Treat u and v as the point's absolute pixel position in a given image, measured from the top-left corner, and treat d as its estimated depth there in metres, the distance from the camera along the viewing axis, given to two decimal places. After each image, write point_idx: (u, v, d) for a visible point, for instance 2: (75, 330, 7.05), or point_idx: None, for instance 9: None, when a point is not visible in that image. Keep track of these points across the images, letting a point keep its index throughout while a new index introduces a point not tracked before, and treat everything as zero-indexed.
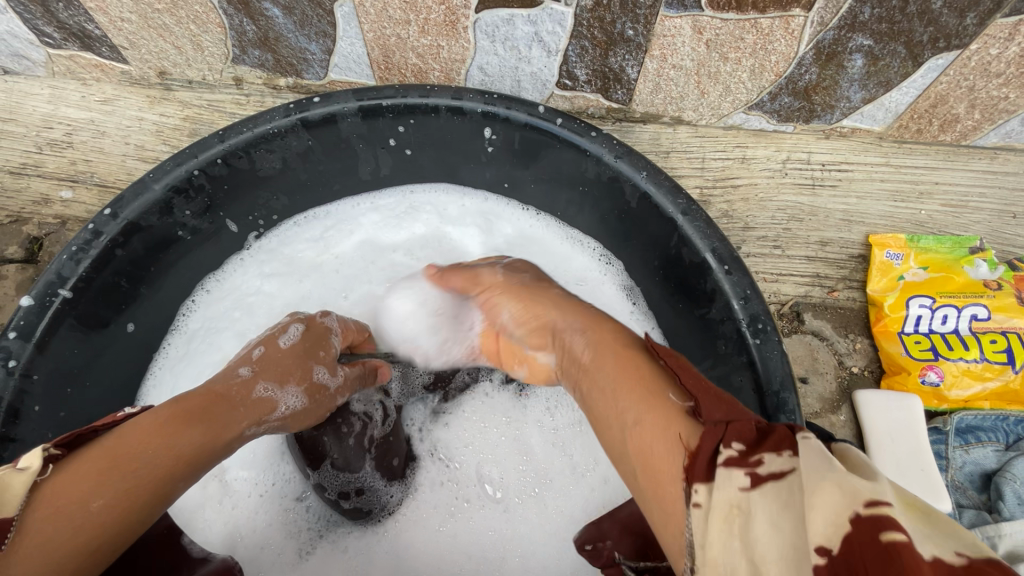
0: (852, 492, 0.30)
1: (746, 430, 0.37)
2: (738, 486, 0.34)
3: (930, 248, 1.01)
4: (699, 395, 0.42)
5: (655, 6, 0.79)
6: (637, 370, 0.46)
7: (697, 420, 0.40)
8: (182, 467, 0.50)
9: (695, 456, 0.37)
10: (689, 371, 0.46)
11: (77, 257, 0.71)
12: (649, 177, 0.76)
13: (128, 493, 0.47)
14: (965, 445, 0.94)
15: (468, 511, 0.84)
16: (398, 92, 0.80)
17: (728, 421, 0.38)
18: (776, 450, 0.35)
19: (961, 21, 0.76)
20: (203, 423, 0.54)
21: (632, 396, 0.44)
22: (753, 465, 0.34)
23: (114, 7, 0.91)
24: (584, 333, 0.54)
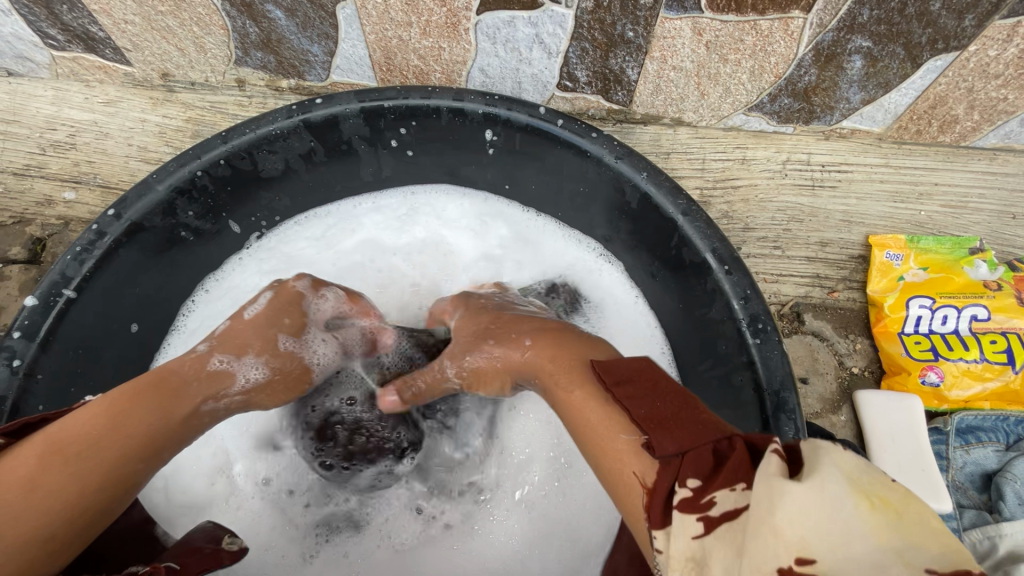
0: (785, 544, 0.33)
1: (702, 460, 0.41)
2: (692, 533, 0.38)
3: (930, 249, 1.01)
4: (648, 425, 0.45)
5: (655, 7, 0.80)
6: (592, 409, 0.52)
7: (653, 455, 0.44)
8: (131, 448, 0.55)
9: (654, 496, 0.42)
10: (642, 396, 0.48)
11: (81, 258, 0.72)
12: (649, 178, 0.77)
13: (78, 474, 0.52)
14: (966, 446, 0.94)
15: (482, 521, 0.83)
16: (399, 94, 0.81)
17: (683, 454, 0.42)
18: (728, 485, 0.38)
19: (960, 23, 0.77)
20: (152, 404, 0.58)
21: (593, 435, 0.50)
22: (704, 508, 0.38)
23: (118, 9, 0.92)
24: (542, 371, 0.58)
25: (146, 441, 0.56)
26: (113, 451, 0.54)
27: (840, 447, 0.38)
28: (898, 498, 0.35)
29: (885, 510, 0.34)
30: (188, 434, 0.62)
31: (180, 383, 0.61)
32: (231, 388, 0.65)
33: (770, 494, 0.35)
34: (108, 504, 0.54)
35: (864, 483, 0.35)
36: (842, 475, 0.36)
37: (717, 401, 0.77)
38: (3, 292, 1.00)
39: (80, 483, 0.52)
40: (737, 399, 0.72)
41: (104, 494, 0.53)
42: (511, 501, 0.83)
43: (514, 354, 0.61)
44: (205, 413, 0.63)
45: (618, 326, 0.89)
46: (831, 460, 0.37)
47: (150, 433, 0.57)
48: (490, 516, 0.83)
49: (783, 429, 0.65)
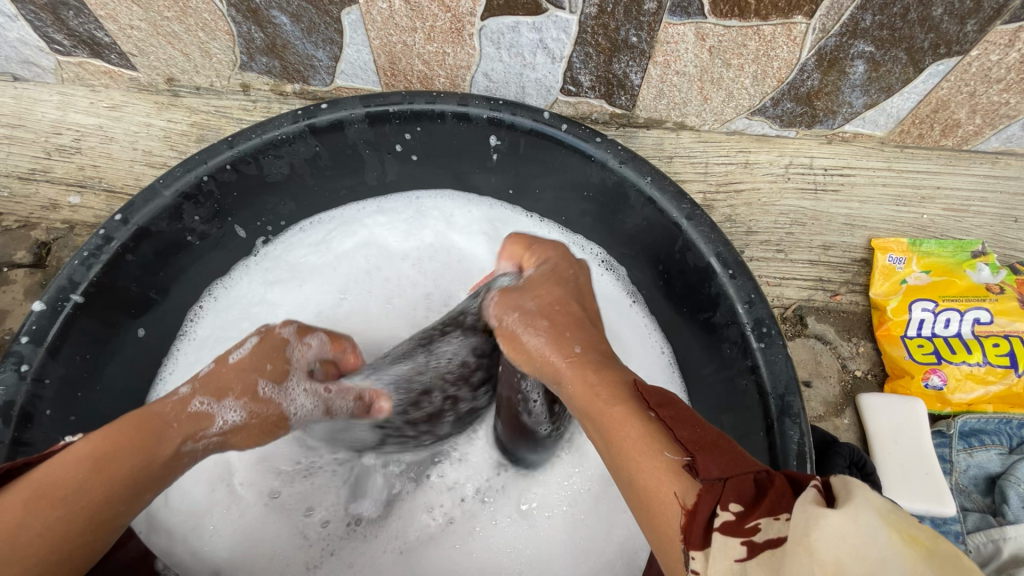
0: (817, 562, 0.31)
1: (745, 487, 0.39)
2: (733, 555, 0.35)
3: (933, 252, 1.01)
4: (692, 448, 0.42)
5: (658, 13, 0.80)
6: (629, 422, 0.46)
7: (694, 476, 0.41)
8: (117, 493, 0.52)
9: (692, 518, 0.38)
10: (682, 420, 0.45)
11: (89, 263, 0.72)
12: (654, 182, 0.77)
13: (59, 523, 0.49)
14: (969, 449, 0.94)
15: (483, 522, 0.83)
16: (405, 99, 0.81)
17: (726, 479, 0.39)
18: (773, 513, 0.36)
19: (962, 28, 0.77)
20: (137, 445, 0.55)
21: (627, 449, 0.45)
22: (748, 533, 0.36)
23: (124, 15, 0.92)
24: (577, 383, 0.52)
25: (131, 485, 0.53)
26: (96, 498, 0.51)
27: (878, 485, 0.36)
28: (935, 539, 0.32)
29: (921, 545, 0.31)
30: (172, 475, 0.58)
31: (166, 424, 0.58)
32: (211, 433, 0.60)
33: (806, 516, 0.34)
34: (87, 550, 0.52)
35: (899, 519, 0.33)
36: (877, 507, 0.33)
37: (721, 405, 0.77)
38: (8, 296, 1.00)
39: (63, 530, 0.49)
40: (741, 403, 0.73)
41: (84, 541, 0.51)
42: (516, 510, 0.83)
43: (556, 357, 0.55)
44: (187, 457, 0.59)
45: (618, 333, 0.90)
46: (865, 492, 0.35)
47: (135, 477, 0.54)
48: (493, 521, 0.83)
49: (788, 432, 0.65)
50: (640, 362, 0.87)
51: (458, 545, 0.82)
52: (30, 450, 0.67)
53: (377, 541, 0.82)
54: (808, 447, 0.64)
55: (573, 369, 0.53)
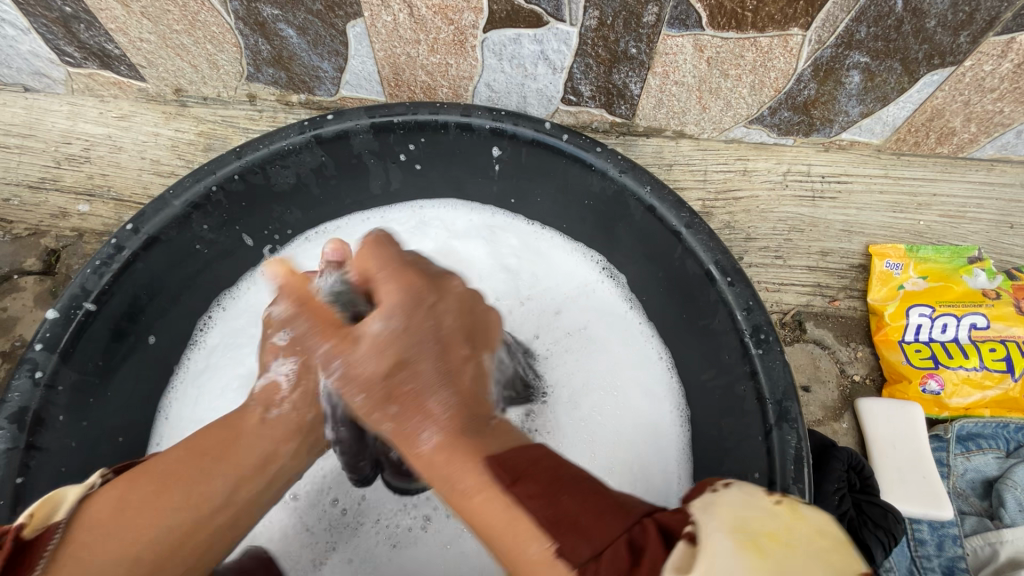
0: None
1: (619, 558, 0.41)
2: None
3: (930, 258, 1.02)
4: (556, 530, 0.43)
5: (657, 25, 0.82)
6: (491, 508, 0.45)
7: (566, 563, 0.42)
8: (204, 467, 0.56)
9: None
10: (546, 496, 0.44)
11: (100, 271, 0.74)
12: (654, 192, 0.79)
13: (162, 504, 0.53)
14: (967, 453, 0.95)
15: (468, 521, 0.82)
16: (409, 110, 0.83)
17: (598, 558, 0.42)
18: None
19: (955, 39, 0.79)
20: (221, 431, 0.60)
21: (500, 538, 0.45)
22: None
23: (134, 28, 0.94)
24: (433, 470, 0.48)
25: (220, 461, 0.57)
26: (190, 476, 0.55)
27: (720, 502, 0.45)
28: (779, 537, 0.41)
29: (760, 555, 0.39)
30: (278, 448, 0.61)
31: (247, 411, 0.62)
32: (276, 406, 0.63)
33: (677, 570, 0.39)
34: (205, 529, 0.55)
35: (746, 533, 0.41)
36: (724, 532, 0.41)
37: (720, 410, 0.78)
38: (19, 302, 1.02)
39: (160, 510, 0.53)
40: (740, 408, 0.74)
41: (190, 517, 0.53)
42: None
43: (409, 432, 0.49)
44: (279, 426, 0.61)
45: (617, 339, 0.91)
46: (717, 518, 0.43)
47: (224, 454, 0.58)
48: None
49: (786, 437, 0.66)
50: (643, 366, 0.89)
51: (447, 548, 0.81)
52: (42, 455, 0.69)
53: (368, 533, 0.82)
54: (806, 451, 0.65)
55: (429, 450, 0.48)
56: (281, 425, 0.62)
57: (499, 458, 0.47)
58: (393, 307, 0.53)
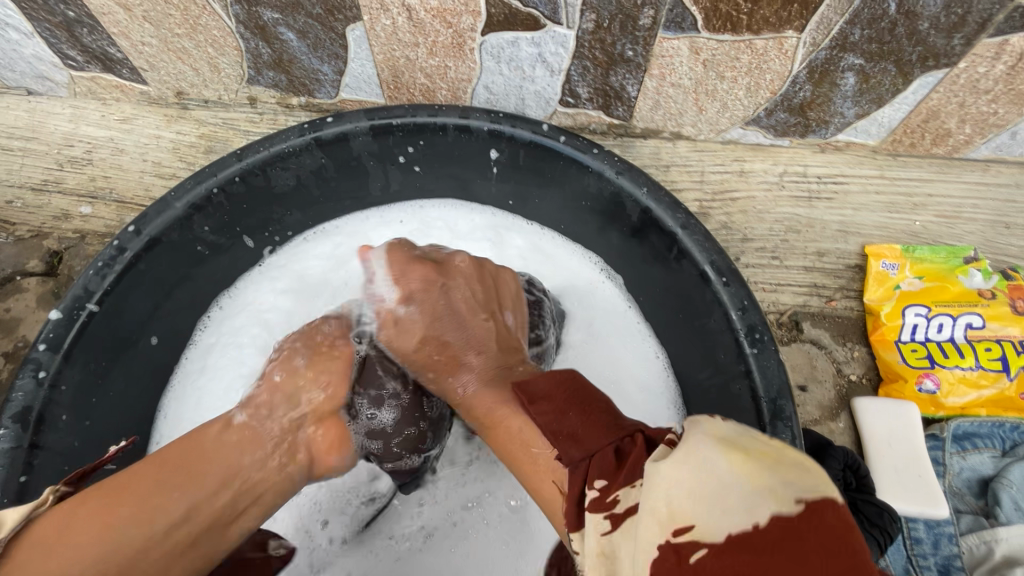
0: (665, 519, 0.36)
1: (606, 461, 0.45)
2: (602, 530, 0.41)
3: (925, 258, 1.03)
4: (556, 436, 0.50)
5: (653, 28, 0.82)
6: (513, 431, 0.57)
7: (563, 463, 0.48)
8: (166, 477, 0.55)
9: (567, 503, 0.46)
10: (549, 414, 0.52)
11: (103, 272, 0.75)
12: (650, 193, 0.79)
13: (111, 515, 0.51)
14: (963, 452, 0.96)
15: (474, 523, 0.84)
16: (408, 112, 0.84)
17: (589, 457, 0.46)
18: (628, 483, 0.41)
19: (948, 41, 0.80)
20: (182, 443, 0.59)
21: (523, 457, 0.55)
22: (609, 505, 0.42)
23: (136, 32, 0.95)
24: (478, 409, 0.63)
25: (181, 475, 0.55)
26: (145, 486, 0.53)
27: (716, 417, 0.40)
28: (775, 450, 0.36)
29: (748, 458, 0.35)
30: (241, 460, 0.59)
31: (213, 421, 0.62)
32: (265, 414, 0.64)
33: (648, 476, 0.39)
34: (159, 543, 0.52)
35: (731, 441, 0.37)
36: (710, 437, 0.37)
37: (716, 410, 0.79)
38: (22, 303, 1.03)
39: (113, 517, 0.51)
40: (735, 407, 0.75)
41: (137, 535, 0.51)
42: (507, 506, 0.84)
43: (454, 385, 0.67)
44: (244, 435, 0.61)
45: (618, 339, 0.91)
46: (706, 428, 0.39)
47: (186, 465, 0.56)
48: (482, 521, 0.84)
49: (780, 436, 0.67)
50: (643, 368, 0.90)
51: (453, 551, 0.82)
52: (45, 454, 0.69)
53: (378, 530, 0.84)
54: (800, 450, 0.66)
55: (471, 396, 0.64)
56: (248, 436, 0.62)
57: (519, 388, 0.59)
58: (410, 293, 0.68)
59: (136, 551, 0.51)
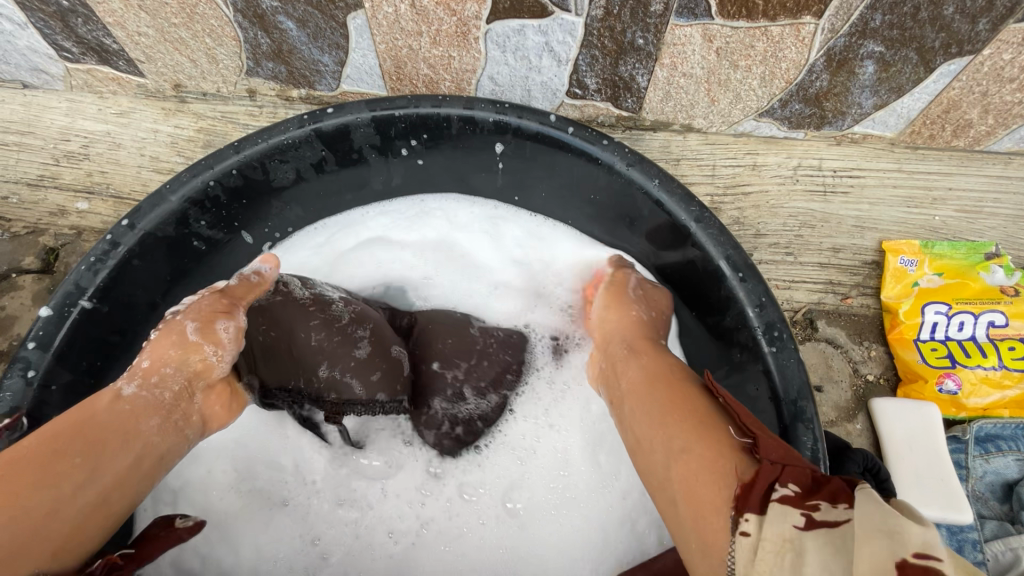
0: (899, 541, 0.35)
1: (801, 473, 0.44)
2: (793, 523, 0.39)
3: (945, 254, 0.99)
4: (756, 433, 0.49)
5: (664, 14, 0.80)
6: (693, 401, 0.55)
7: (756, 456, 0.46)
8: (65, 446, 0.52)
9: (749, 488, 0.44)
10: (747, 417, 0.52)
11: (96, 268, 0.72)
12: (662, 185, 0.76)
13: (13, 488, 0.48)
14: (986, 455, 0.92)
15: (468, 522, 0.81)
16: (410, 103, 0.81)
17: (784, 463, 0.45)
18: (834, 496, 0.40)
19: (973, 27, 0.77)
20: (80, 410, 0.56)
21: (688, 424, 0.52)
22: (809, 508, 0.40)
23: (132, 22, 0.93)
24: (655, 370, 0.61)
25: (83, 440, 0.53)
26: (40, 461, 0.50)
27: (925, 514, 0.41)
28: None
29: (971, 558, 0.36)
30: (141, 423, 0.57)
31: (96, 396, 0.58)
32: (155, 384, 0.61)
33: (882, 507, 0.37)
34: (71, 505, 0.50)
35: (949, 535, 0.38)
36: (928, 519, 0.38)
37: None
38: (17, 301, 1.01)
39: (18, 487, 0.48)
40: (753, 407, 0.72)
41: (49, 500, 0.49)
42: (503, 509, 0.82)
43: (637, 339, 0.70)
44: (136, 403, 0.58)
45: None
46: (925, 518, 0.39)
47: (83, 434, 0.53)
48: (477, 520, 0.81)
49: (801, 438, 0.64)
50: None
51: (446, 548, 0.80)
52: None
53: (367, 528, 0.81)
54: (822, 452, 0.62)
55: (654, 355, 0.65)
56: (142, 404, 0.58)
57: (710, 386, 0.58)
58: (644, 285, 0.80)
59: (48, 514, 0.49)
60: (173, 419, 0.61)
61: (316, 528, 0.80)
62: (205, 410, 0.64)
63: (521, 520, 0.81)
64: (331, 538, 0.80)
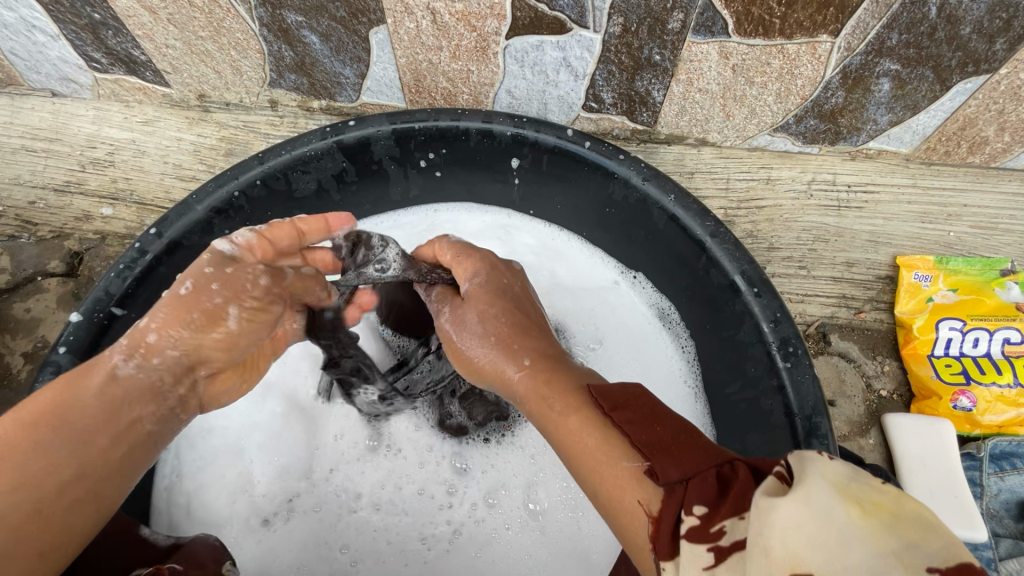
0: (775, 561, 0.32)
1: (707, 487, 0.40)
2: (702, 562, 0.37)
3: (960, 270, 1.00)
4: (650, 451, 0.44)
5: (681, 32, 0.81)
6: (585, 431, 0.49)
7: (657, 482, 0.43)
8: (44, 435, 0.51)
9: (658, 524, 0.41)
10: (635, 425, 0.47)
11: (124, 275, 0.74)
12: (678, 200, 0.77)
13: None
14: (1001, 472, 0.92)
15: (496, 527, 0.80)
16: (430, 116, 0.82)
17: (687, 480, 0.41)
18: (735, 514, 0.37)
19: (990, 46, 0.77)
20: (62, 388, 0.55)
21: (587, 461, 0.48)
22: (715, 537, 0.37)
23: (160, 34, 0.95)
24: (534, 390, 0.55)
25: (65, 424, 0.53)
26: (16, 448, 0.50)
27: (826, 454, 0.36)
28: (893, 503, 0.33)
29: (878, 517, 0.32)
30: (136, 409, 0.58)
31: (92, 366, 0.58)
32: (155, 366, 0.61)
33: (759, 513, 0.34)
34: (59, 501, 0.50)
35: (853, 489, 0.33)
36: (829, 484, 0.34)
37: (745, 423, 0.77)
38: (42, 304, 1.03)
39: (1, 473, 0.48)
40: (767, 422, 0.72)
41: (31, 495, 0.49)
42: (525, 510, 0.81)
43: (509, 369, 0.58)
44: (128, 387, 0.58)
45: (638, 351, 0.89)
46: (817, 469, 0.35)
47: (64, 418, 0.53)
48: (504, 525, 0.80)
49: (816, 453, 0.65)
50: (654, 365, 0.87)
51: (478, 555, 0.79)
52: None
53: (386, 536, 0.80)
54: None
55: (529, 378, 0.56)
56: (135, 387, 0.59)
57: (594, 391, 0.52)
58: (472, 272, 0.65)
59: (31, 515, 0.48)
60: (168, 406, 0.61)
61: (344, 536, 0.80)
62: (203, 393, 0.66)
63: (542, 523, 0.80)
64: (360, 545, 0.80)
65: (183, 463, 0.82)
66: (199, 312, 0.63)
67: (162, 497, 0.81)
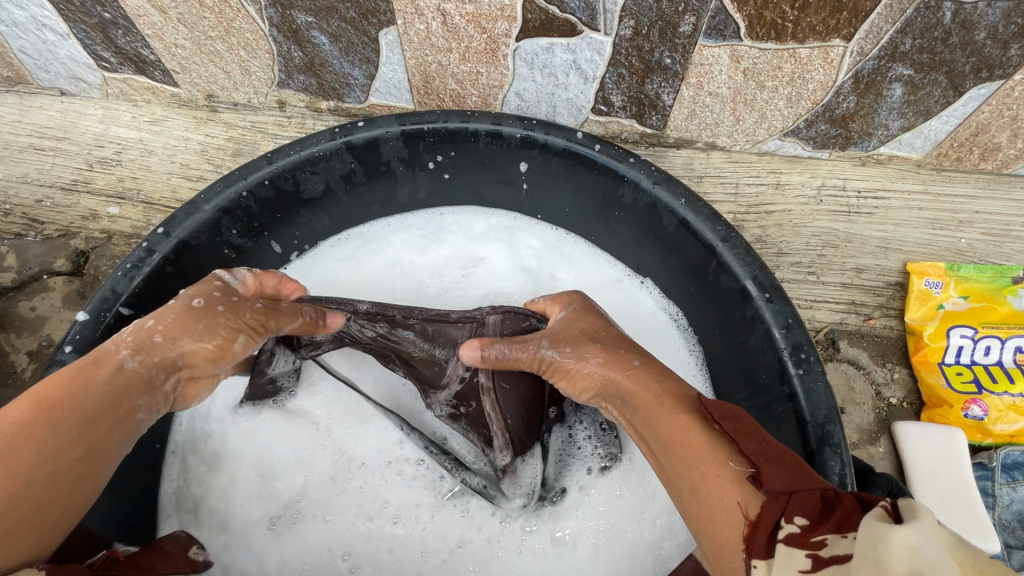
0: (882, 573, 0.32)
1: (810, 501, 0.40)
2: (799, 567, 0.36)
3: (971, 277, 0.98)
4: (758, 459, 0.44)
5: (693, 35, 0.80)
6: (689, 432, 0.49)
7: (759, 489, 0.42)
8: (60, 421, 0.50)
9: (755, 526, 0.40)
10: (746, 436, 0.47)
11: (131, 275, 0.74)
12: (689, 204, 0.76)
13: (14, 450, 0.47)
14: (1013, 483, 0.91)
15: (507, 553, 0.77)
16: (440, 118, 0.82)
17: (791, 493, 0.41)
18: (840, 532, 0.37)
19: (1005, 52, 0.77)
20: (74, 379, 0.53)
21: (689, 460, 0.47)
22: (816, 546, 0.37)
23: (170, 33, 0.95)
24: (641, 388, 0.56)
25: (77, 412, 0.51)
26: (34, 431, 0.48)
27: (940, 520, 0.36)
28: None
29: None
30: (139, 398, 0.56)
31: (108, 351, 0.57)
32: (159, 361, 0.58)
33: (875, 532, 0.34)
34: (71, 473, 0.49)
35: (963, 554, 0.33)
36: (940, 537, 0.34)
37: None
38: (47, 303, 1.03)
39: (24, 457, 0.47)
40: (778, 429, 0.71)
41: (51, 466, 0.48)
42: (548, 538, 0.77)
43: (616, 370, 0.59)
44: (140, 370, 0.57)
45: None
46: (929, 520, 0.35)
47: (76, 404, 0.51)
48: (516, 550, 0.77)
49: (828, 462, 0.64)
50: None
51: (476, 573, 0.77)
52: None
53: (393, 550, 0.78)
54: (850, 477, 0.62)
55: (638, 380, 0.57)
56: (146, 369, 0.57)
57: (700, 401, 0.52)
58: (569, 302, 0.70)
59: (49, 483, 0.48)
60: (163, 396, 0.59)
61: (348, 542, 0.78)
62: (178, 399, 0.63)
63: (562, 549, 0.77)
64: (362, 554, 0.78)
65: (192, 464, 0.82)
66: (205, 324, 0.61)
67: (171, 499, 0.81)
